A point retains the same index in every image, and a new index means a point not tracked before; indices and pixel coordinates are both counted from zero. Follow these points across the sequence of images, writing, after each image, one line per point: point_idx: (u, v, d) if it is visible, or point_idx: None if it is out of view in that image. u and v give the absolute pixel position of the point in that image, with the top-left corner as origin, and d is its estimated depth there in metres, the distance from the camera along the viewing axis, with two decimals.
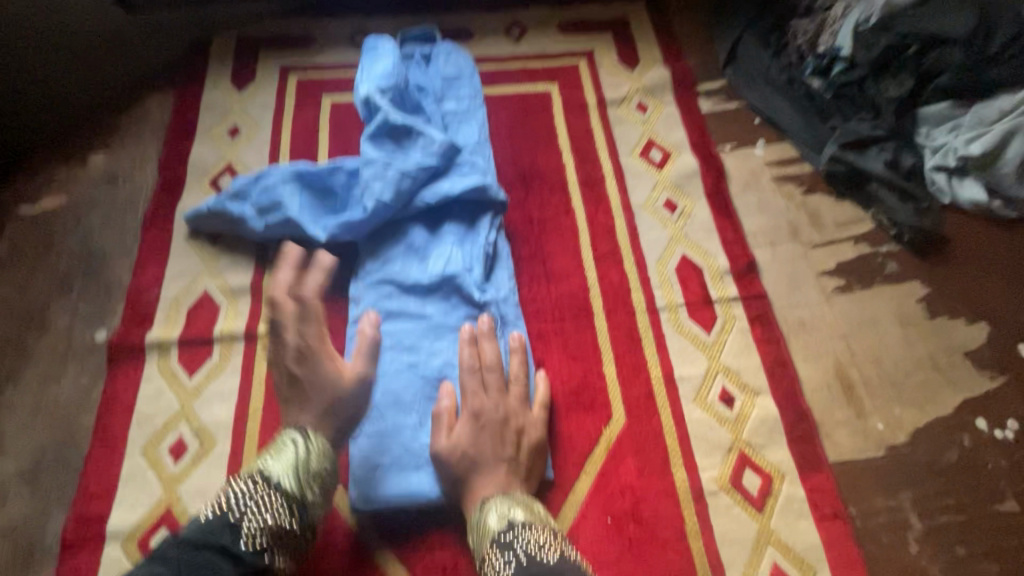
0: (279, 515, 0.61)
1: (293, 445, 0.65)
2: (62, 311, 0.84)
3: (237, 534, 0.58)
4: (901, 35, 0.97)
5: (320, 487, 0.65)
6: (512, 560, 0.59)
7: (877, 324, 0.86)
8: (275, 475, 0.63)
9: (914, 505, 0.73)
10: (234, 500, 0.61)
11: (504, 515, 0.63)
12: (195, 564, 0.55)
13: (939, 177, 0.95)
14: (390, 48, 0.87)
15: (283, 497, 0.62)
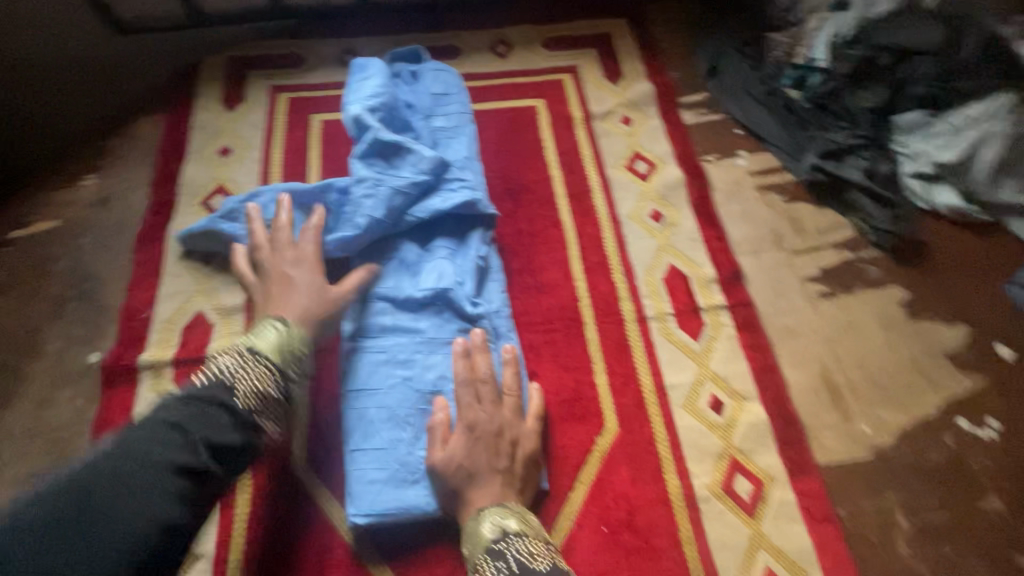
0: (268, 383, 0.65)
1: (273, 330, 0.70)
2: (55, 335, 0.84)
3: (234, 393, 0.62)
4: (876, 47, 1.01)
5: (298, 367, 0.71)
6: (503, 568, 0.60)
7: (860, 328, 0.88)
8: (261, 350, 0.67)
9: (902, 505, 0.75)
10: (225, 368, 0.64)
11: (498, 524, 0.64)
12: (200, 411, 0.59)
13: (914, 183, 0.98)
14: (379, 67, 0.88)
15: (271, 366, 0.67)
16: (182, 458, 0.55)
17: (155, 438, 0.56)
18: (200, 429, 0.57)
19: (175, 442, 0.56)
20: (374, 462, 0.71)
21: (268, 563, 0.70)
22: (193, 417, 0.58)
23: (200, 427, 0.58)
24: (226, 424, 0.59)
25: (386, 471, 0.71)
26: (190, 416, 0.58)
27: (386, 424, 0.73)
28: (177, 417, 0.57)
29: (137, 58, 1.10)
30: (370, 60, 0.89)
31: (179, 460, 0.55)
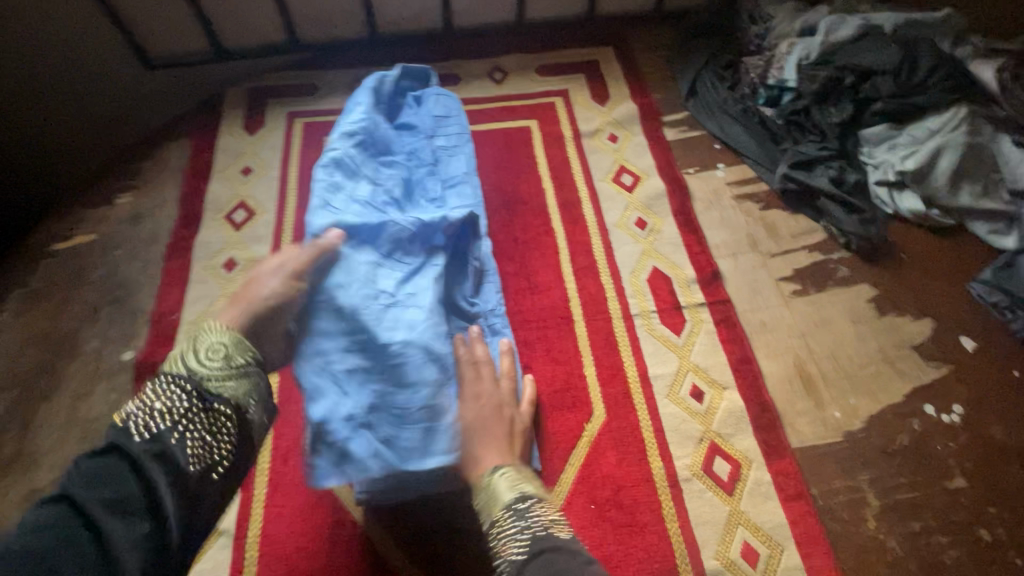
0: (184, 410, 0.56)
1: (202, 331, 0.62)
2: (91, 336, 0.92)
3: (140, 440, 0.54)
4: (839, 68, 1.09)
5: (221, 361, 0.60)
6: (525, 528, 0.62)
7: (831, 323, 0.95)
8: (178, 372, 0.58)
9: (871, 485, 0.80)
10: (136, 406, 0.56)
11: (517, 487, 0.66)
12: (93, 472, 0.51)
13: (881, 191, 1.06)
14: (363, 99, 0.91)
15: (178, 380, 0.58)
16: (76, 532, 0.48)
17: (42, 521, 0.48)
18: (90, 492, 0.50)
19: (65, 520, 0.48)
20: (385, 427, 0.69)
21: (286, 538, 0.77)
22: (87, 490, 0.50)
23: (90, 490, 0.50)
24: (130, 472, 0.52)
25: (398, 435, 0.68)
26: (79, 481, 0.50)
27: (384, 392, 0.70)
28: (65, 490, 0.50)
29: (159, 90, 1.22)
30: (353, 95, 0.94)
31: (72, 538, 0.47)
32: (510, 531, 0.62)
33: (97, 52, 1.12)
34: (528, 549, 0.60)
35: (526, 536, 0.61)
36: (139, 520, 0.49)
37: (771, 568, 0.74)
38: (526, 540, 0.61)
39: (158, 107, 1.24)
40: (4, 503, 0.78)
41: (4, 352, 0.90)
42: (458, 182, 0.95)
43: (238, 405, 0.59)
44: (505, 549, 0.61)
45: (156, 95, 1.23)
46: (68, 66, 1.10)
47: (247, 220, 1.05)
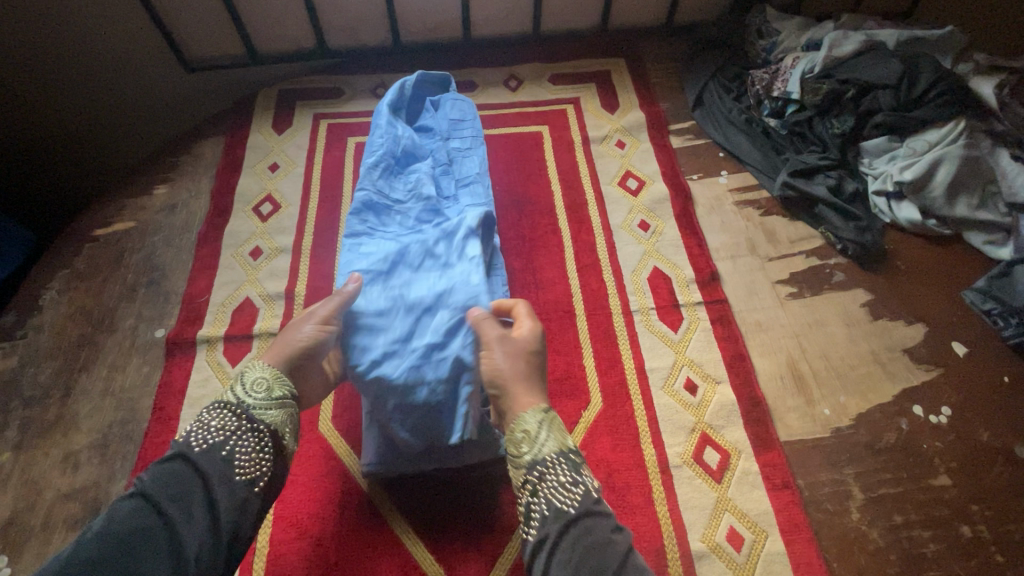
0: (233, 427, 0.67)
1: (252, 368, 0.74)
2: (129, 314, 1.00)
3: (197, 451, 0.64)
4: (840, 82, 1.13)
5: (266, 392, 0.72)
6: (580, 484, 0.67)
7: (825, 325, 0.98)
8: (228, 400, 0.70)
9: (856, 479, 0.84)
10: (195, 428, 0.67)
11: (565, 443, 0.71)
12: (164, 475, 0.62)
13: (880, 201, 1.09)
14: (385, 121, 1.00)
15: (228, 406, 0.69)
16: (153, 522, 0.57)
17: (126, 510, 0.58)
18: (163, 489, 0.60)
19: (142, 511, 0.58)
20: (416, 414, 0.76)
21: (301, 505, 0.83)
22: (165, 487, 0.60)
23: (163, 488, 0.60)
24: (192, 476, 0.62)
25: (426, 419, 0.77)
26: (153, 480, 0.61)
27: (411, 390, 0.76)
28: (141, 487, 0.60)
29: (193, 93, 1.31)
30: (377, 111, 1.04)
31: (149, 525, 0.57)
32: (564, 479, 0.67)
33: (142, 55, 1.21)
34: (578, 504, 0.65)
35: (581, 491, 0.66)
36: (200, 517, 0.60)
37: (754, 552, 0.78)
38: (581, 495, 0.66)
39: (190, 109, 1.34)
40: (46, 461, 0.85)
41: (50, 325, 0.98)
42: (471, 182, 1.03)
43: (275, 429, 0.70)
44: (550, 494, 0.66)
45: (190, 100, 1.32)
46: (116, 70, 1.21)
47: (272, 212, 1.12)
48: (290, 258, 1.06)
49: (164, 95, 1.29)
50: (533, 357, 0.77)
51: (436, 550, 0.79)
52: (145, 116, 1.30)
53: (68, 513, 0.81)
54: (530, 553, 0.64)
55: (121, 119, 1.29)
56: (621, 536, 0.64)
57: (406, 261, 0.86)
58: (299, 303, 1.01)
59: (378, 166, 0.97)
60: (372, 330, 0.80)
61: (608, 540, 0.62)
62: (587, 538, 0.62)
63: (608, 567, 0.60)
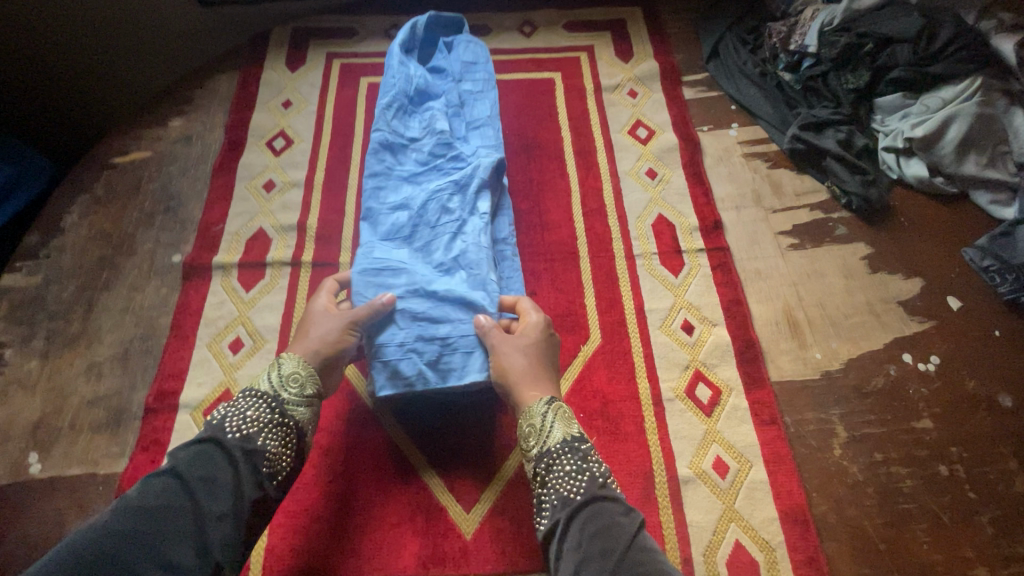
0: (262, 413, 0.71)
1: (284, 360, 0.78)
2: (147, 239, 1.03)
3: (226, 432, 0.67)
4: (860, 35, 1.12)
5: (298, 389, 0.76)
6: (585, 471, 0.69)
7: (823, 276, 1.00)
8: (262, 388, 0.74)
9: (841, 418, 0.87)
10: (228, 410, 0.70)
11: (569, 430, 0.75)
12: (194, 455, 0.63)
13: (888, 157, 1.09)
14: (397, 64, 1.03)
15: (264, 397, 0.73)
16: (181, 501, 0.59)
17: (159, 487, 0.60)
18: (194, 469, 0.62)
19: (172, 489, 0.59)
20: (435, 348, 0.80)
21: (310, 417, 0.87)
22: (194, 464, 0.62)
23: (194, 468, 0.62)
24: (221, 457, 0.64)
25: (442, 353, 0.80)
26: (185, 460, 0.62)
27: (435, 325, 0.81)
28: (172, 466, 0.62)
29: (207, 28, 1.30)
30: (388, 51, 1.06)
31: (177, 505, 0.59)
32: (568, 467, 0.70)
33: None
34: (583, 489, 0.67)
35: (586, 478, 0.69)
36: (225, 494, 0.62)
37: (738, 480, 0.82)
38: (585, 480, 0.68)
39: (197, 46, 1.31)
40: (71, 370, 0.90)
41: (72, 246, 1.02)
42: (482, 124, 1.04)
43: (300, 427, 0.73)
44: (558, 484, 0.69)
45: (196, 35, 1.30)
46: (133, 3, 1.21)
47: (285, 147, 1.14)
48: (303, 191, 1.08)
49: (171, 29, 1.26)
50: (539, 349, 0.81)
51: (436, 467, 0.84)
52: (151, 51, 1.27)
53: (94, 417, 0.86)
54: (543, 540, 0.67)
55: (128, 53, 1.25)
56: (630, 519, 0.64)
57: (424, 220, 0.92)
58: (311, 236, 1.03)
59: (391, 106, 1.01)
60: (394, 271, 0.84)
61: (621, 519, 0.63)
62: (596, 521, 0.63)
63: (616, 548, 0.60)
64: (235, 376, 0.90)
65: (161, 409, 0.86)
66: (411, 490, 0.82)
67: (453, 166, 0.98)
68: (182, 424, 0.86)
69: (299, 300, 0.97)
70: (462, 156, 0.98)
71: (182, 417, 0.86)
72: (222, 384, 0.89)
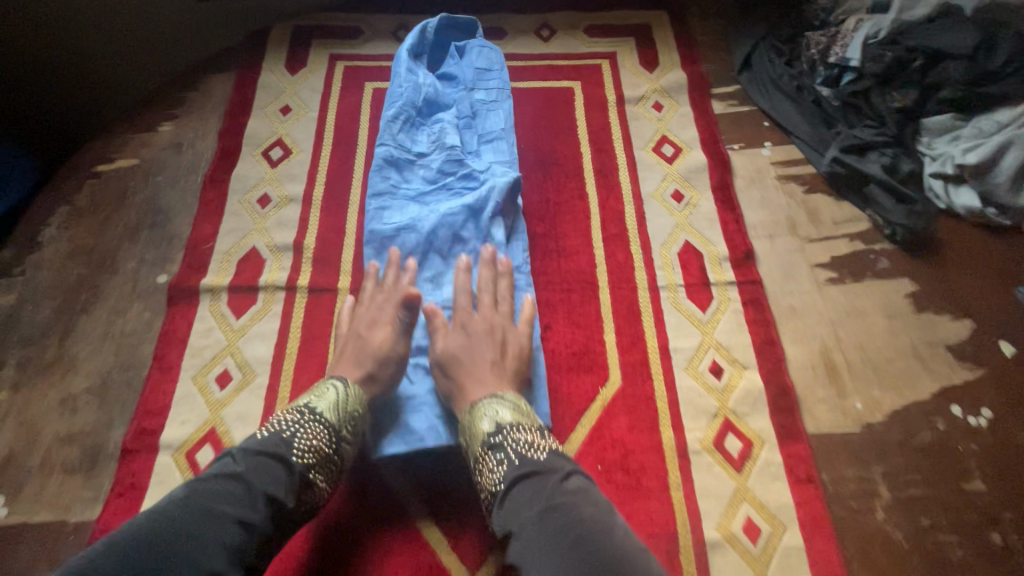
0: (322, 441, 0.68)
1: (332, 388, 0.73)
2: (131, 257, 0.95)
3: (291, 449, 0.66)
4: (908, 49, 1.03)
5: (352, 426, 0.72)
6: (504, 459, 0.66)
7: (864, 314, 0.92)
8: (320, 410, 0.71)
9: (884, 477, 0.79)
10: (287, 424, 0.69)
11: (493, 419, 0.70)
12: (256, 463, 0.63)
13: (936, 183, 1.01)
14: (405, 74, 0.95)
15: (326, 425, 0.70)
16: (240, 509, 0.58)
17: (219, 486, 0.59)
18: (259, 481, 0.61)
19: (232, 490, 0.59)
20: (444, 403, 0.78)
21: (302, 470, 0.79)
22: (256, 472, 0.62)
23: (259, 480, 0.61)
24: (281, 474, 0.63)
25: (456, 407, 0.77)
26: (252, 471, 0.62)
27: None
28: (238, 470, 0.61)
29: (207, 26, 1.18)
30: (397, 55, 0.98)
31: (234, 509, 0.58)
32: (491, 463, 0.67)
33: None
34: (504, 476, 0.65)
35: (506, 466, 0.66)
36: (273, 513, 0.61)
37: (771, 546, 0.75)
38: (506, 469, 0.65)
39: (186, 48, 1.18)
40: (44, 402, 0.83)
41: (50, 263, 0.94)
42: (495, 138, 0.96)
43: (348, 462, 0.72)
44: (486, 477, 0.67)
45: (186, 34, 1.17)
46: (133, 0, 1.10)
47: (283, 158, 1.05)
48: (300, 207, 1.00)
49: (169, 25, 1.15)
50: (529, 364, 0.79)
51: (440, 522, 0.76)
52: (142, 52, 1.15)
53: (67, 457, 0.79)
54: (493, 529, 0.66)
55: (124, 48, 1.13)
56: (557, 488, 0.62)
57: (434, 246, 0.87)
58: (307, 257, 0.95)
59: (397, 119, 0.93)
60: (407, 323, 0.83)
61: (546, 489, 0.62)
62: (516, 511, 0.62)
63: (532, 532, 0.58)
64: (221, 414, 0.82)
65: (140, 449, 0.79)
66: (410, 554, 0.74)
67: (465, 185, 0.91)
68: (162, 468, 0.78)
69: (293, 331, 0.89)
70: (474, 175, 0.91)
71: (162, 460, 0.79)
72: (208, 422, 0.81)
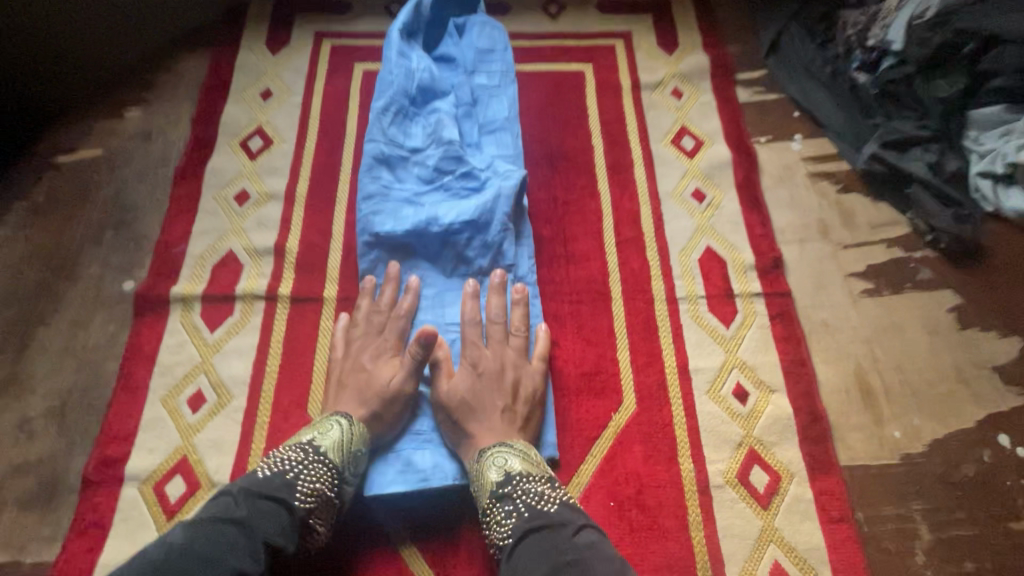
0: (326, 484, 0.62)
1: (337, 425, 0.66)
2: (93, 261, 0.86)
3: (294, 492, 0.59)
4: (960, 31, 0.90)
5: (355, 467, 0.66)
6: (512, 511, 0.61)
7: (904, 330, 0.83)
8: (325, 448, 0.64)
9: (924, 516, 0.72)
10: (289, 462, 0.62)
11: (500, 467, 0.64)
12: (257, 507, 0.56)
13: (984, 184, 0.90)
14: (394, 58, 0.83)
15: (331, 465, 0.63)
16: (244, 559, 0.52)
17: (217, 532, 0.52)
18: (262, 528, 0.55)
19: (233, 537, 0.53)
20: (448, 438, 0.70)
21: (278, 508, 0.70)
22: (258, 518, 0.55)
23: (262, 527, 0.55)
24: (282, 521, 0.57)
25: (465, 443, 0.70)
26: (252, 515, 0.55)
27: None
28: (239, 515, 0.55)
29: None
30: (387, 36, 0.86)
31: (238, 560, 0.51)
32: (498, 515, 0.62)
33: None
34: (512, 529, 0.59)
35: (514, 520, 0.60)
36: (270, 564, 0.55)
37: None
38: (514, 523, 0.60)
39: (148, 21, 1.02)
40: None
41: (5, 268, 0.85)
42: (498, 128, 0.86)
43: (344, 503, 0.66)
44: (493, 531, 0.62)
45: (148, 4, 1.00)
46: None
47: (263, 149, 0.95)
48: (282, 206, 0.90)
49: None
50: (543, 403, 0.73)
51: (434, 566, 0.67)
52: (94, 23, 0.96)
53: (23, 488, 0.71)
54: None
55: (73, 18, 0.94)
56: (568, 544, 0.55)
57: (435, 253, 0.80)
58: (289, 262, 0.86)
59: (388, 109, 0.83)
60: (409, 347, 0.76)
61: (553, 545, 0.55)
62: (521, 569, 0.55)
63: None
64: (194, 441, 0.74)
65: (104, 480, 0.71)
66: None
67: (465, 185, 0.81)
68: (128, 501, 0.71)
69: (273, 347, 0.80)
70: (475, 174, 0.82)
71: (128, 493, 0.71)
72: (179, 450, 0.74)
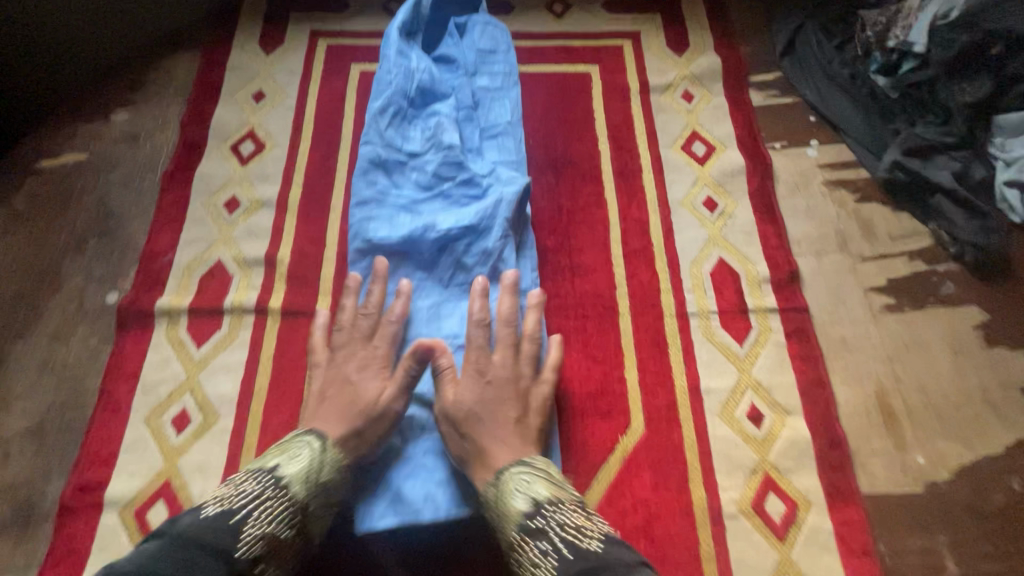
0: (281, 523, 0.56)
1: (307, 447, 0.61)
2: (75, 271, 0.82)
3: (237, 536, 0.52)
4: (988, 32, 0.86)
5: (325, 498, 0.60)
6: (549, 550, 0.54)
7: (927, 349, 0.79)
8: (287, 479, 0.58)
9: (951, 549, 0.68)
10: (240, 497, 0.55)
11: (528, 496, 0.58)
12: (185, 557, 0.49)
13: (1012, 194, 0.86)
14: (394, 58, 0.79)
15: (291, 500, 0.57)
16: None
17: None
18: None
19: None
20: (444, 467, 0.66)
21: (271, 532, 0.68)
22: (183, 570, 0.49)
23: None
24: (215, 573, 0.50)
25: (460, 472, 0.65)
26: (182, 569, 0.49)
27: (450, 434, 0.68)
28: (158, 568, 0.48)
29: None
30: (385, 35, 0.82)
31: None
32: (533, 554, 0.55)
33: None
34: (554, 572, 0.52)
35: (553, 560, 0.53)
36: None
37: None
38: (553, 564, 0.53)
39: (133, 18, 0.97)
40: None
41: None
42: (499, 133, 0.82)
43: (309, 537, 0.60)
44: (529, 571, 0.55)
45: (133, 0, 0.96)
46: None
47: (254, 154, 0.91)
48: (274, 214, 0.86)
49: None
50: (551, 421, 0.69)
51: None
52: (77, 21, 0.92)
53: None
54: None
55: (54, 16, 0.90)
56: None
57: (430, 263, 0.75)
58: (281, 273, 0.82)
59: (386, 112, 0.78)
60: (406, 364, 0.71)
61: None
62: None
63: None
64: (178, 464, 0.70)
65: (82, 506, 0.68)
66: None
67: (465, 193, 0.77)
68: (108, 529, 0.67)
69: (263, 364, 0.76)
70: (475, 180, 0.77)
71: (108, 520, 0.67)
72: (162, 473, 0.70)
